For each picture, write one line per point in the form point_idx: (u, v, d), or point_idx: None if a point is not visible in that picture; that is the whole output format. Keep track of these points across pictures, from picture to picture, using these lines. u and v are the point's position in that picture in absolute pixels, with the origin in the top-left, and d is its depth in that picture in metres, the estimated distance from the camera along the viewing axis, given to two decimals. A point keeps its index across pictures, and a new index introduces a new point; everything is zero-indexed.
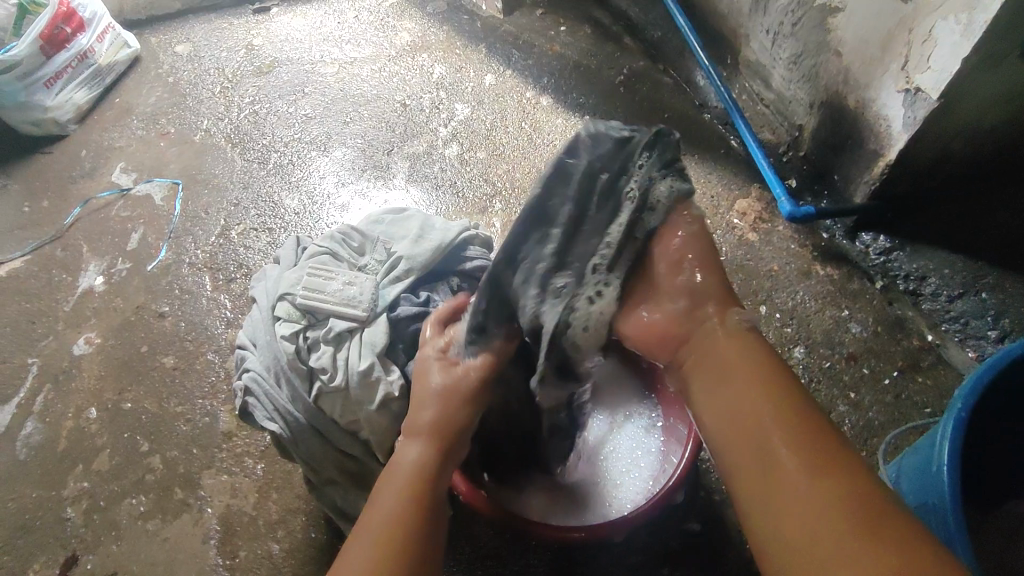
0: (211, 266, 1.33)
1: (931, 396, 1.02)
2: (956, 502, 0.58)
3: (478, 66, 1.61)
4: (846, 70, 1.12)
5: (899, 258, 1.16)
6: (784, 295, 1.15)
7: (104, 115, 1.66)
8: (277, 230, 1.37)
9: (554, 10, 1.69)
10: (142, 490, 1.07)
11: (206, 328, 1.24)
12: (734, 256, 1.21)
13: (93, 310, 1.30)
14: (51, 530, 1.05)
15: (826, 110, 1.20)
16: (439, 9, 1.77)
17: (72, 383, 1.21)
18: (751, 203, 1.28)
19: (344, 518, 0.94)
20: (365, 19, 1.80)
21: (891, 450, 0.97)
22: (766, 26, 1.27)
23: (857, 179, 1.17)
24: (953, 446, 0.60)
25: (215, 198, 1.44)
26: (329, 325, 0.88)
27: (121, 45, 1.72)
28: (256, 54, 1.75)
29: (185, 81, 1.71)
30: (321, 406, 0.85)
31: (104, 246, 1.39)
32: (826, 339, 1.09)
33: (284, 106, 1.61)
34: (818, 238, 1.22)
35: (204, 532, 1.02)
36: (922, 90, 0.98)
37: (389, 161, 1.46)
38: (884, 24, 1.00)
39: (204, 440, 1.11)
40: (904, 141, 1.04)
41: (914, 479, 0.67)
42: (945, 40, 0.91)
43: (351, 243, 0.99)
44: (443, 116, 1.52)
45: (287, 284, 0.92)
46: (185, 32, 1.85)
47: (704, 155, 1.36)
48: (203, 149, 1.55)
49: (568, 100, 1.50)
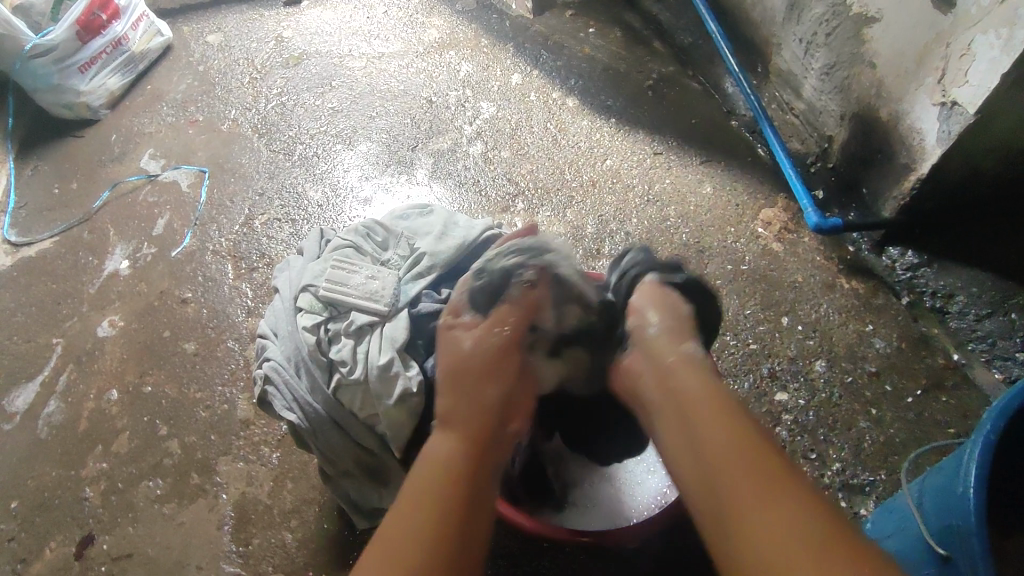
0: (234, 254, 1.34)
1: (956, 416, 1.00)
2: (983, 527, 0.57)
3: (505, 65, 1.61)
4: (879, 83, 1.10)
5: (927, 275, 1.14)
6: (808, 307, 1.14)
7: (136, 101, 1.69)
8: (301, 221, 1.38)
9: (584, 12, 1.68)
10: (160, 473, 1.09)
11: (227, 316, 1.25)
12: (757, 265, 1.19)
13: (117, 293, 1.32)
14: (69, 508, 1.07)
15: (857, 122, 1.18)
16: (468, 7, 1.78)
17: (94, 364, 1.23)
18: (776, 213, 1.26)
19: (358, 510, 0.95)
20: (395, 15, 1.81)
21: (913, 469, 0.95)
22: (798, 35, 1.26)
23: (887, 194, 1.15)
24: (980, 469, 0.59)
25: (241, 187, 1.46)
26: (351, 318, 0.88)
27: (154, 33, 1.74)
28: (285, 46, 1.76)
29: (215, 71, 1.73)
30: (341, 398, 0.86)
31: (130, 230, 1.42)
32: (849, 353, 1.08)
33: (311, 99, 1.62)
34: (844, 250, 1.20)
35: (219, 517, 1.03)
36: (958, 105, 0.96)
37: (413, 157, 1.46)
38: (921, 37, 0.99)
39: (222, 427, 1.12)
40: (937, 155, 1.02)
41: (936, 500, 0.66)
42: (984, 55, 0.90)
43: (375, 238, 1.00)
44: (469, 114, 1.52)
45: (311, 276, 0.92)
46: (217, 21, 1.87)
47: (730, 162, 1.35)
48: (230, 138, 1.56)
49: (594, 103, 1.50)
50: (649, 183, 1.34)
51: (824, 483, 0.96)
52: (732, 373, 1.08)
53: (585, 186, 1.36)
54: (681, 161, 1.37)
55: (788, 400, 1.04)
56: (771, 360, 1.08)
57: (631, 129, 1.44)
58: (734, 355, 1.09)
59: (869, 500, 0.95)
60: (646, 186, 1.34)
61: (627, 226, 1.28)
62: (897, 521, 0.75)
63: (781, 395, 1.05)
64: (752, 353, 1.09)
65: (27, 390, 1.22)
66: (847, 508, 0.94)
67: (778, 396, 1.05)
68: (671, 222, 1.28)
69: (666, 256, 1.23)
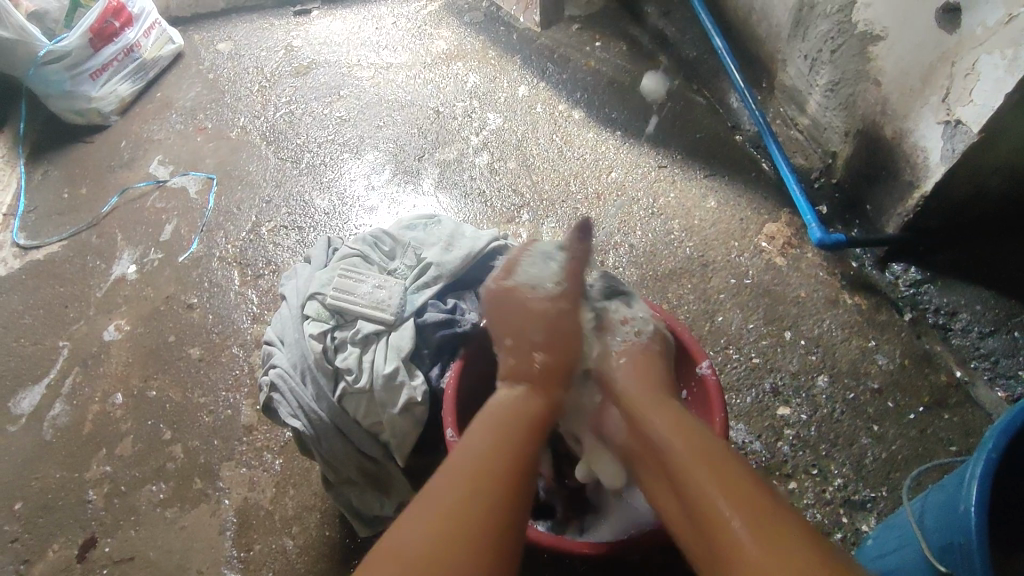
0: (240, 261, 1.35)
1: (958, 433, 1.00)
2: (984, 544, 0.58)
3: (511, 77, 1.62)
4: (884, 100, 1.11)
5: (929, 291, 1.14)
6: (810, 322, 1.14)
7: (146, 107, 1.70)
8: (307, 229, 1.39)
9: (591, 26, 1.70)
10: (163, 478, 1.09)
11: (233, 322, 1.26)
12: (760, 280, 1.20)
13: (124, 297, 1.33)
14: (72, 510, 1.08)
15: (861, 139, 1.19)
16: (476, 19, 1.79)
17: (100, 367, 1.23)
18: (780, 227, 1.27)
19: (361, 518, 0.96)
20: (403, 25, 1.82)
21: (915, 487, 0.95)
22: (804, 51, 1.27)
23: (890, 210, 1.16)
24: (982, 486, 0.59)
25: (248, 194, 1.47)
26: (357, 326, 0.89)
27: (166, 41, 1.76)
28: (295, 55, 1.78)
29: (225, 79, 1.75)
30: (346, 406, 0.86)
31: (138, 235, 1.43)
32: (852, 369, 1.08)
33: (319, 107, 1.64)
34: (847, 266, 1.21)
35: (221, 523, 1.04)
36: (962, 124, 0.97)
37: (420, 166, 1.48)
38: (926, 57, 1.00)
39: (225, 432, 1.12)
40: (941, 173, 1.03)
41: (936, 515, 0.67)
42: (988, 75, 0.91)
43: (383, 247, 1.01)
44: (475, 125, 1.54)
45: (318, 284, 0.93)
46: (228, 30, 1.89)
47: (734, 176, 1.36)
48: (239, 145, 1.58)
49: (600, 116, 1.51)
50: (654, 196, 1.35)
51: (826, 499, 0.97)
52: (735, 387, 1.08)
53: (590, 199, 1.37)
54: (685, 174, 1.38)
55: (790, 414, 1.04)
56: (773, 374, 1.09)
57: (636, 142, 1.45)
58: (737, 369, 1.10)
59: (871, 517, 0.95)
60: (651, 199, 1.35)
61: (631, 238, 1.29)
62: (898, 537, 0.75)
63: (784, 409, 1.05)
64: (755, 367, 1.10)
65: (33, 393, 1.22)
66: (848, 524, 0.94)
67: (780, 411, 1.05)
68: (675, 235, 1.28)
69: (669, 269, 1.24)
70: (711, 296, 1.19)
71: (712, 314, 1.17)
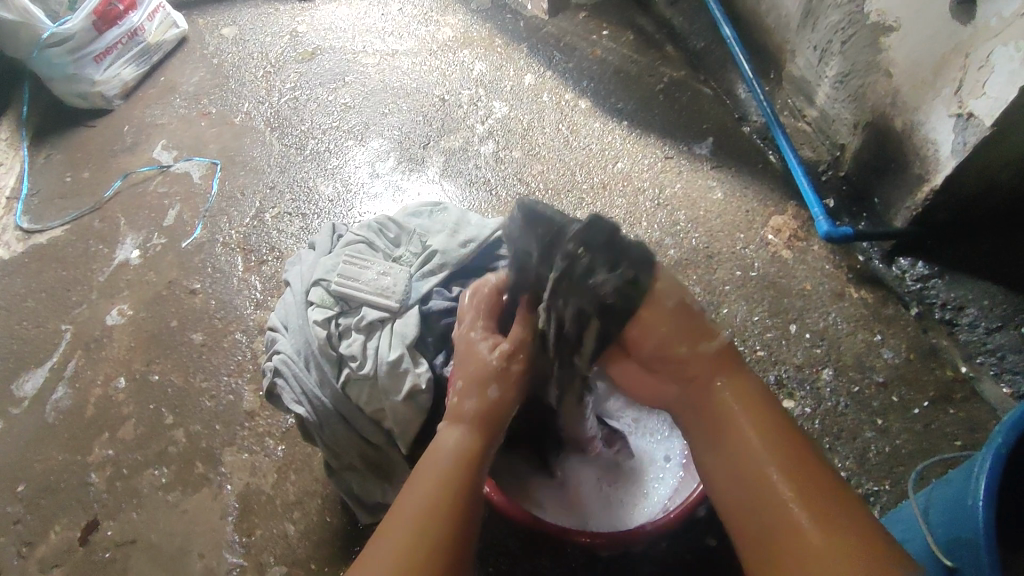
0: (243, 247, 1.35)
1: (962, 428, 1.00)
2: (992, 541, 0.57)
3: (518, 66, 1.61)
4: (895, 92, 1.10)
5: (936, 285, 1.13)
6: (816, 315, 1.13)
7: (149, 91, 1.69)
8: (311, 216, 1.39)
9: (599, 15, 1.68)
10: (164, 462, 1.09)
11: (236, 308, 1.26)
12: (766, 273, 1.19)
13: (126, 282, 1.33)
14: (74, 493, 1.08)
15: (871, 131, 1.18)
16: (482, 6, 1.77)
17: (103, 351, 1.23)
18: (787, 220, 1.26)
19: (362, 505, 0.95)
20: (409, 12, 1.80)
21: (919, 481, 0.95)
22: (814, 42, 1.25)
23: (899, 205, 1.15)
24: (990, 482, 0.59)
25: (252, 180, 1.46)
26: (362, 313, 0.89)
27: (170, 25, 1.74)
28: (299, 41, 1.77)
29: (229, 64, 1.73)
30: (349, 392, 0.86)
31: (140, 220, 1.42)
32: (856, 363, 1.08)
33: (323, 94, 1.62)
34: (854, 260, 1.20)
35: (222, 508, 1.04)
36: (975, 116, 0.95)
37: (425, 154, 1.47)
38: (939, 47, 0.98)
39: (227, 417, 1.12)
40: (951, 166, 1.02)
41: (943, 510, 0.66)
42: (1001, 67, 0.89)
43: (388, 234, 1.00)
44: (480, 113, 1.52)
45: (323, 270, 0.93)
46: (231, 15, 1.87)
47: (741, 169, 1.35)
48: (243, 131, 1.57)
49: (607, 105, 1.50)
50: (660, 186, 1.34)
51: None
52: None
53: (596, 188, 1.36)
54: (692, 165, 1.37)
55: (793, 407, 1.04)
56: (777, 367, 1.08)
57: (643, 132, 1.44)
58: None
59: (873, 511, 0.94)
60: (656, 189, 1.34)
61: (637, 229, 1.28)
62: (903, 531, 0.75)
63: (788, 402, 1.05)
64: (760, 360, 1.09)
65: (35, 376, 1.22)
66: None
67: (784, 404, 1.05)
68: (682, 226, 1.28)
69: (675, 260, 1.23)
70: (716, 288, 1.19)
71: (718, 307, 1.16)
